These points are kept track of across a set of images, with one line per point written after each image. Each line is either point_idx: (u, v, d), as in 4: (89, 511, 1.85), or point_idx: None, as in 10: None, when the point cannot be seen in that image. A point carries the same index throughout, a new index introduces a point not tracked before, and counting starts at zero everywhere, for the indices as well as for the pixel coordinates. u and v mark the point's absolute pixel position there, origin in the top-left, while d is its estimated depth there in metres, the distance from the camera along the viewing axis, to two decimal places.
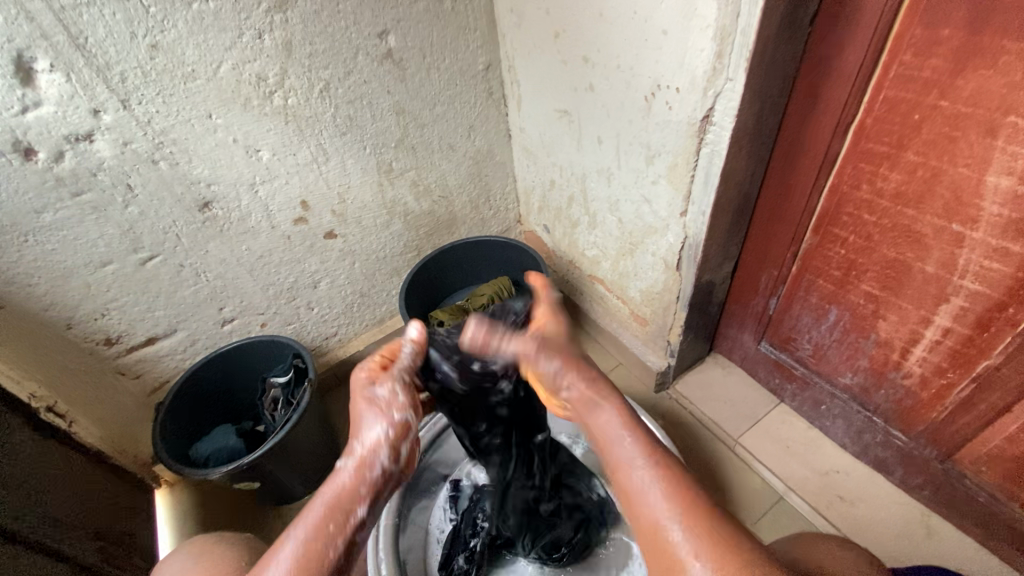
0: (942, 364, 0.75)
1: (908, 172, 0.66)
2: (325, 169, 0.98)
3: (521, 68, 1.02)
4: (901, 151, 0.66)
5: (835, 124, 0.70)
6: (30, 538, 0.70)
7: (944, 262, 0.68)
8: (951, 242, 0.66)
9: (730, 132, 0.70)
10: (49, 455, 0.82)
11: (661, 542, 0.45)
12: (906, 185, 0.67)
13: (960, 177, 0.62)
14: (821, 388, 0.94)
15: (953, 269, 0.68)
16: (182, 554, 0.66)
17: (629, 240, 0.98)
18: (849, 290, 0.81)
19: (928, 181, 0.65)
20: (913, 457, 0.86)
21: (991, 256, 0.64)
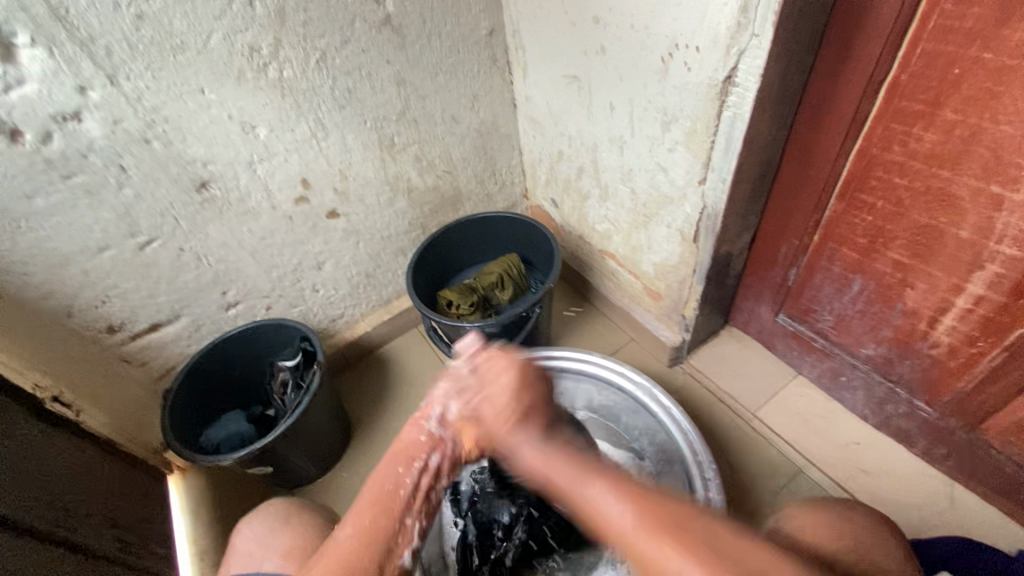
0: (972, 333, 0.73)
1: (944, 132, 0.62)
2: (325, 145, 0.94)
3: (527, 32, 0.97)
4: (938, 109, 0.62)
5: (866, 82, 0.66)
6: (43, 532, 0.69)
7: (980, 227, 0.65)
8: (989, 206, 0.63)
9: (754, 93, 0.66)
10: (60, 446, 0.81)
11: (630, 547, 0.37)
12: (942, 145, 0.63)
13: (1002, 136, 0.58)
14: (841, 360, 0.92)
15: (989, 233, 0.64)
16: (262, 515, 0.70)
17: (643, 212, 0.95)
18: (875, 259, 0.78)
19: (966, 140, 0.61)
20: (936, 428, 0.85)
21: None
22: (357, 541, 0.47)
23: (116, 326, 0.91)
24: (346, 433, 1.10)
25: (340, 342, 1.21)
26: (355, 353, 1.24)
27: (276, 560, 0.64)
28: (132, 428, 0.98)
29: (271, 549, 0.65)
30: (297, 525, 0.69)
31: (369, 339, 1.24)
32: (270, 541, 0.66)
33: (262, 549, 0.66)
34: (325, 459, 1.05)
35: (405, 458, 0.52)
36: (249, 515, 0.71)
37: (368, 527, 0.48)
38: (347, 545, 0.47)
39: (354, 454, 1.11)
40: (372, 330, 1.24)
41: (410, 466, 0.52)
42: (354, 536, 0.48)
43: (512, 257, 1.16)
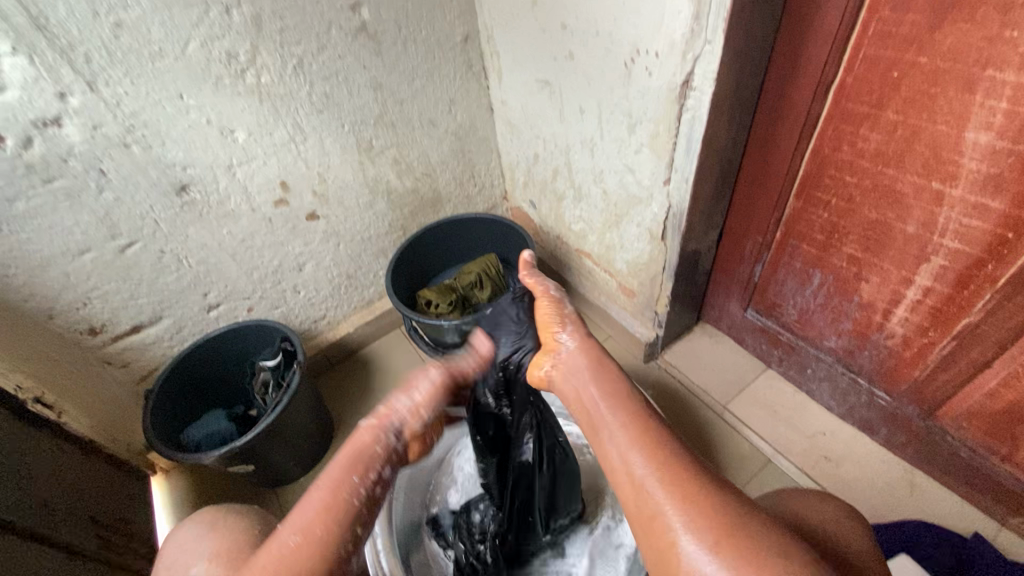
0: (923, 323, 0.76)
1: (888, 132, 0.66)
2: (303, 149, 0.96)
3: (501, 38, 1.00)
4: (881, 110, 0.65)
5: (816, 85, 0.69)
6: (24, 528, 0.70)
7: (924, 221, 0.68)
8: (931, 201, 0.66)
9: (710, 97, 0.70)
10: (40, 445, 0.82)
11: (640, 500, 0.48)
12: (886, 144, 0.67)
13: (939, 134, 0.62)
14: (806, 353, 0.96)
15: (933, 228, 0.68)
16: (194, 520, 0.66)
17: (614, 212, 0.98)
18: (832, 254, 0.81)
19: (908, 140, 0.65)
20: (896, 417, 0.88)
21: (971, 213, 0.64)
22: (300, 546, 0.49)
23: (97, 328, 0.92)
24: (328, 432, 1.11)
25: (323, 342, 1.23)
26: (338, 353, 1.26)
27: (202, 565, 0.59)
28: (114, 429, 1.00)
29: (199, 554, 0.60)
30: (225, 529, 0.63)
31: (351, 340, 1.26)
32: (197, 547, 0.61)
33: (189, 556, 0.61)
34: (306, 458, 1.06)
35: (361, 467, 0.56)
36: (183, 523, 0.67)
37: (317, 532, 0.50)
38: (292, 547, 0.49)
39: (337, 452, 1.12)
40: (354, 330, 1.26)
41: (364, 470, 0.55)
42: (301, 542, 0.49)
43: (491, 257, 1.18)
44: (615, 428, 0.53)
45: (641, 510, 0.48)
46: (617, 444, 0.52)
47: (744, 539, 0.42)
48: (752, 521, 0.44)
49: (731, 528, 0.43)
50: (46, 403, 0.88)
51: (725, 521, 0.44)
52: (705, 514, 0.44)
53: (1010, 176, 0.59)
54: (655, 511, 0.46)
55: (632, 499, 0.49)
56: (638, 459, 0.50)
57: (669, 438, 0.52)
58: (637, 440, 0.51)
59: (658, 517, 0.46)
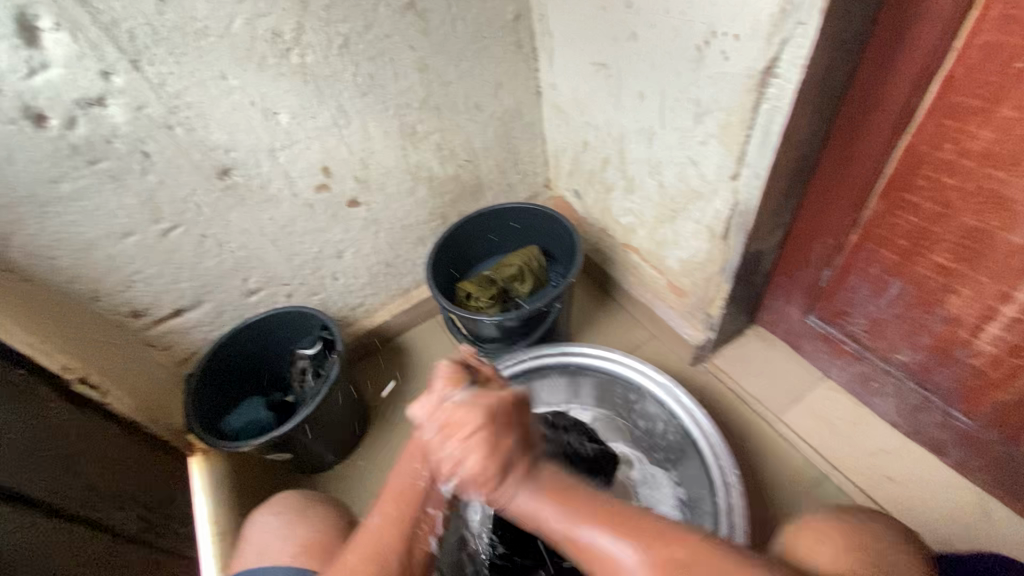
0: (1019, 343, 0.69)
1: (1003, 130, 0.58)
2: (346, 133, 0.92)
3: (554, 17, 0.94)
4: (997, 105, 0.58)
5: (919, 75, 0.61)
6: (71, 510, 0.71)
7: None
8: None
9: (796, 86, 0.63)
10: (87, 426, 0.83)
11: (546, 518, 0.41)
12: (999, 144, 0.59)
13: None
14: (873, 365, 0.89)
15: None
16: (273, 508, 0.71)
17: (670, 207, 0.92)
18: (916, 262, 0.74)
19: None
20: (973, 440, 0.81)
21: None
22: (383, 529, 0.49)
23: (140, 310, 0.92)
24: (363, 421, 1.11)
25: (359, 330, 1.21)
26: (374, 341, 1.24)
27: (288, 558, 0.64)
28: (156, 410, 0.99)
29: (285, 549, 0.65)
30: (306, 519, 0.69)
31: (387, 328, 1.24)
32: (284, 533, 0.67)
33: (279, 541, 0.66)
34: (342, 446, 1.06)
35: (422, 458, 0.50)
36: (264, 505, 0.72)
37: (393, 517, 0.49)
38: (378, 533, 0.49)
39: (372, 440, 1.12)
40: (390, 319, 1.23)
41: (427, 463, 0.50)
42: (384, 525, 0.49)
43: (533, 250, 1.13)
44: (540, 440, 0.47)
45: (546, 528, 0.42)
46: (537, 452, 0.46)
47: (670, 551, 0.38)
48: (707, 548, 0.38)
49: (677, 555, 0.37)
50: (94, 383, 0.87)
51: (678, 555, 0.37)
52: (634, 527, 0.39)
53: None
54: (572, 529, 0.40)
55: (529, 513, 0.43)
56: (560, 470, 0.44)
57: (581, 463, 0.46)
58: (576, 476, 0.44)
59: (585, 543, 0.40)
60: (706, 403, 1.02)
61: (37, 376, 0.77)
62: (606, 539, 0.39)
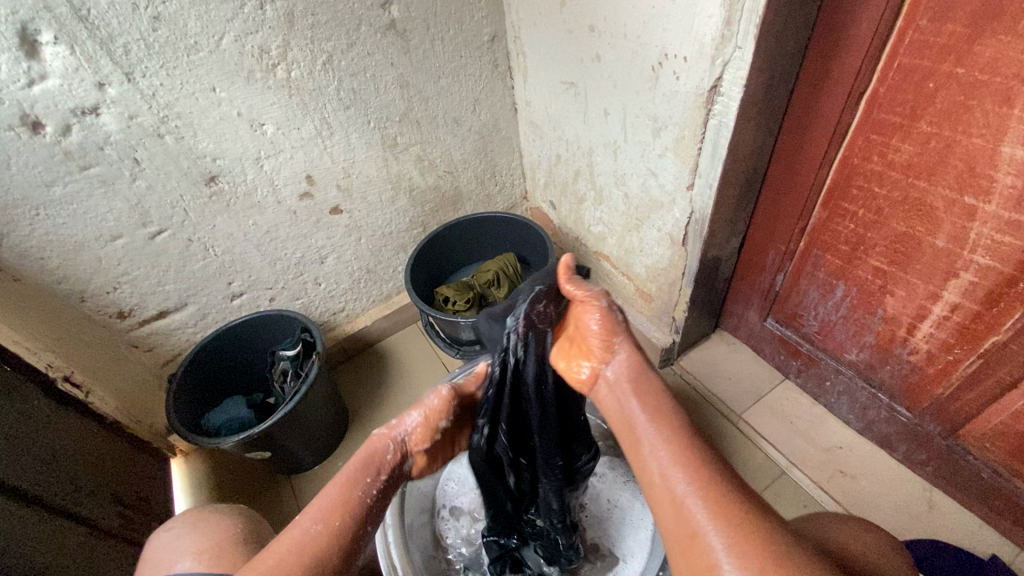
0: (949, 340, 0.75)
1: (921, 144, 0.65)
2: (329, 144, 0.97)
3: (527, 39, 1.01)
4: (914, 121, 0.64)
5: (847, 94, 0.68)
6: (51, 502, 0.73)
7: (955, 236, 0.67)
8: (963, 216, 0.65)
9: (738, 103, 0.69)
10: (68, 422, 0.85)
11: (683, 520, 0.45)
12: (918, 156, 0.66)
13: (974, 148, 0.60)
14: (826, 365, 0.94)
15: (963, 242, 0.66)
16: (179, 520, 0.70)
17: (635, 216, 0.98)
18: (857, 265, 0.80)
19: (941, 152, 0.63)
20: (916, 434, 0.86)
21: (1003, 229, 0.62)
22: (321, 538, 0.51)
23: (125, 312, 0.95)
24: (344, 423, 1.13)
25: (341, 334, 1.25)
26: (355, 345, 1.27)
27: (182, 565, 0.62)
28: (138, 410, 1.02)
29: (181, 555, 0.64)
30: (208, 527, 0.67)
31: (369, 333, 1.27)
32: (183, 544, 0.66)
33: (176, 551, 0.64)
34: (322, 446, 1.09)
35: (373, 471, 0.57)
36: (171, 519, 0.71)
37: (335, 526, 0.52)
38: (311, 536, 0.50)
39: (354, 444, 1.14)
40: (371, 324, 1.27)
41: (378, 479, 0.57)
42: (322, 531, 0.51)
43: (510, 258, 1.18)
44: (657, 446, 0.50)
45: (682, 537, 0.44)
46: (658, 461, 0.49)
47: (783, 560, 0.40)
48: (809, 556, 0.41)
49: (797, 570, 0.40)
50: (76, 380, 0.90)
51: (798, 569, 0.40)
52: (752, 542, 0.41)
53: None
54: (696, 530, 0.44)
55: (669, 516, 0.46)
56: (680, 478, 0.47)
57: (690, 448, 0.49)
58: (686, 461, 0.48)
59: (703, 544, 0.43)
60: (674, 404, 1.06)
61: (26, 374, 0.80)
62: (739, 559, 0.41)
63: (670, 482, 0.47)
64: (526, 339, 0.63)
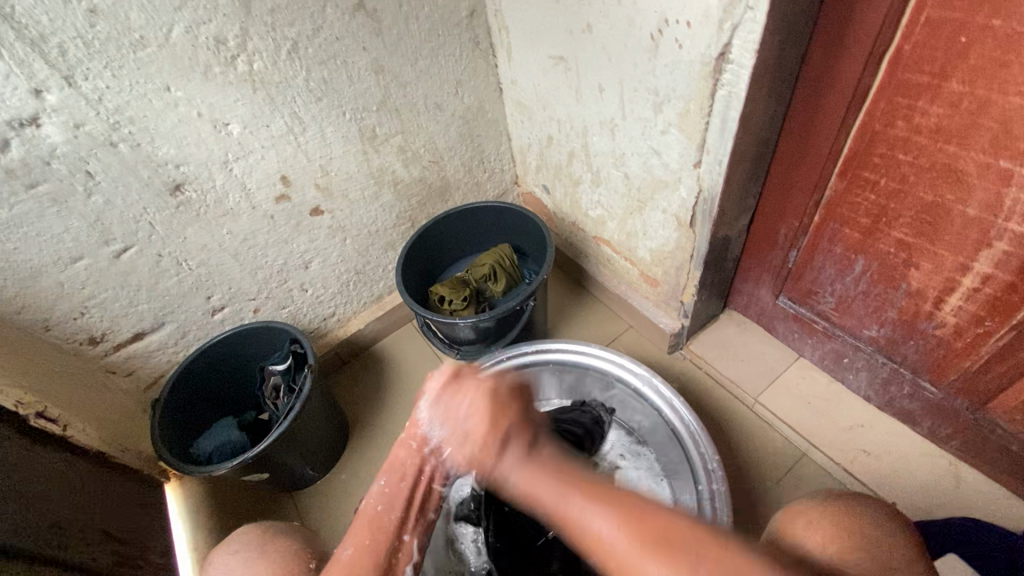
0: (979, 312, 0.70)
1: (951, 105, 0.59)
2: (303, 140, 0.90)
3: (509, 11, 0.93)
4: (943, 81, 0.58)
5: (868, 54, 0.62)
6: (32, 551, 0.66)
7: (988, 203, 0.62)
8: (997, 181, 0.60)
9: (750, 71, 0.63)
10: (43, 462, 0.78)
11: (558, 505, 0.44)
12: (948, 119, 0.60)
13: (1012, 107, 0.55)
14: (844, 342, 0.90)
15: (998, 210, 0.61)
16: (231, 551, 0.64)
17: (637, 198, 0.92)
18: (878, 239, 0.75)
19: (974, 113, 0.58)
20: (942, 408, 0.83)
21: None
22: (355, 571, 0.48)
23: (97, 337, 0.88)
24: (344, 433, 1.08)
25: (333, 340, 1.19)
26: (350, 350, 1.22)
27: None
28: (122, 438, 0.96)
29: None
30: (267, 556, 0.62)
31: (362, 336, 1.22)
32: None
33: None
34: (323, 460, 1.03)
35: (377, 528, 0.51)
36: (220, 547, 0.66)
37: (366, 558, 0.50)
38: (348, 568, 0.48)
39: (355, 453, 1.09)
40: (364, 327, 1.21)
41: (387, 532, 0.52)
42: None
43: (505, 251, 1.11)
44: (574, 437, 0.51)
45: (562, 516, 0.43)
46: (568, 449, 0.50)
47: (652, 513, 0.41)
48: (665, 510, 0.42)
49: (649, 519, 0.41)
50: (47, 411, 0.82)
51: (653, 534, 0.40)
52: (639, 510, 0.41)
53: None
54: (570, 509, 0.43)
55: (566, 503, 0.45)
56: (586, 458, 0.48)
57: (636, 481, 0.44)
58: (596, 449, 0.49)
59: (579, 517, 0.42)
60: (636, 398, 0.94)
61: None
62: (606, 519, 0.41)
63: (583, 466, 0.48)
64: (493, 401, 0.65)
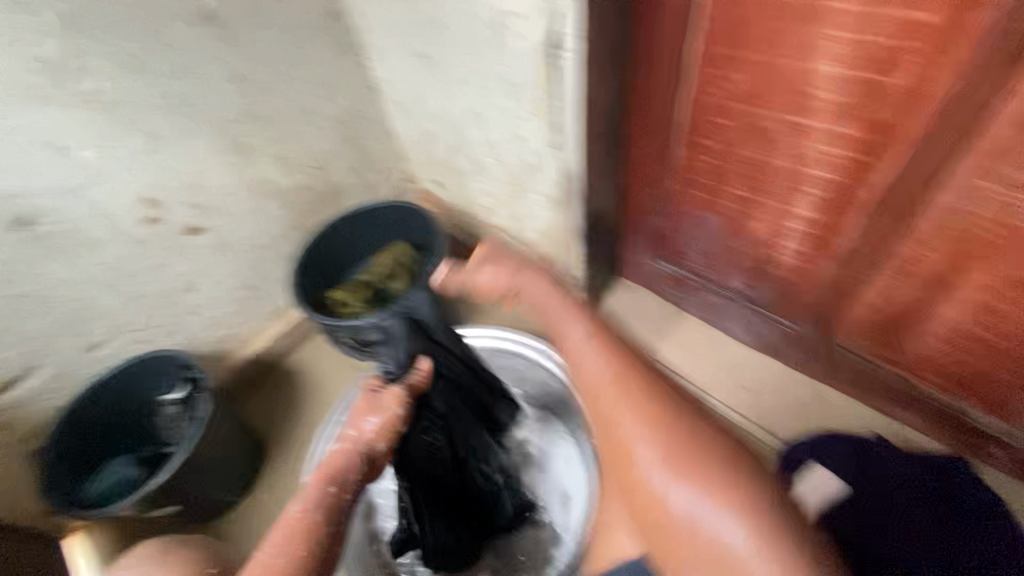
0: (808, 248, 0.81)
1: (749, 73, 0.67)
2: (163, 159, 0.86)
3: (366, 11, 0.93)
4: (738, 52, 0.66)
5: (679, 33, 0.69)
6: None
7: (793, 155, 0.71)
8: (795, 135, 0.69)
9: (580, 54, 0.69)
10: None
11: (612, 443, 0.54)
12: (750, 85, 0.69)
13: (792, 70, 0.64)
14: (715, 293, 1.00)
15: (802, 159, 0.71)
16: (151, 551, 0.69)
17: (515, 181, 0.96)
18: (721, 197, 0.84)
19: (767, 78, 0.66)
20: (799, 338, 0.94)
21: (831, 140, 0.67)
22: None
23: None
24: (258, 454, 1.06)
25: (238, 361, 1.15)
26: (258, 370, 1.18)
27: None
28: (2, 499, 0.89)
29: None
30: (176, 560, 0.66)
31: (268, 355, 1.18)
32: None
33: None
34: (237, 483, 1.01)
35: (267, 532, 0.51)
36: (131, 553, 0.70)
37: None
38: None
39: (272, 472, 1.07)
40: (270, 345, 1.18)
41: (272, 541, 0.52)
42: None
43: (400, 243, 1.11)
44: (593, 359, 0.58)
45: (616, 456, 0.55)
46: (596, 383, 0.57)
47: (691, 441, 0.51)
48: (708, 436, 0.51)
49: (702, 444, 0.50)
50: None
51: (713, 455, 0.50)
52: (661, 425, 0.52)
53: (859, 103, 0.62)
54: (628, 447, 0.52)
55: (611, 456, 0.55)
56: (603, 373, 0.57)
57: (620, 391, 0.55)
58: (601, 354, 0.58)
59: (632, 452, 0.52)
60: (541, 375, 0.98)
61: None
62: (665, 467, 0.50)
63: (620, 428, 0.53)
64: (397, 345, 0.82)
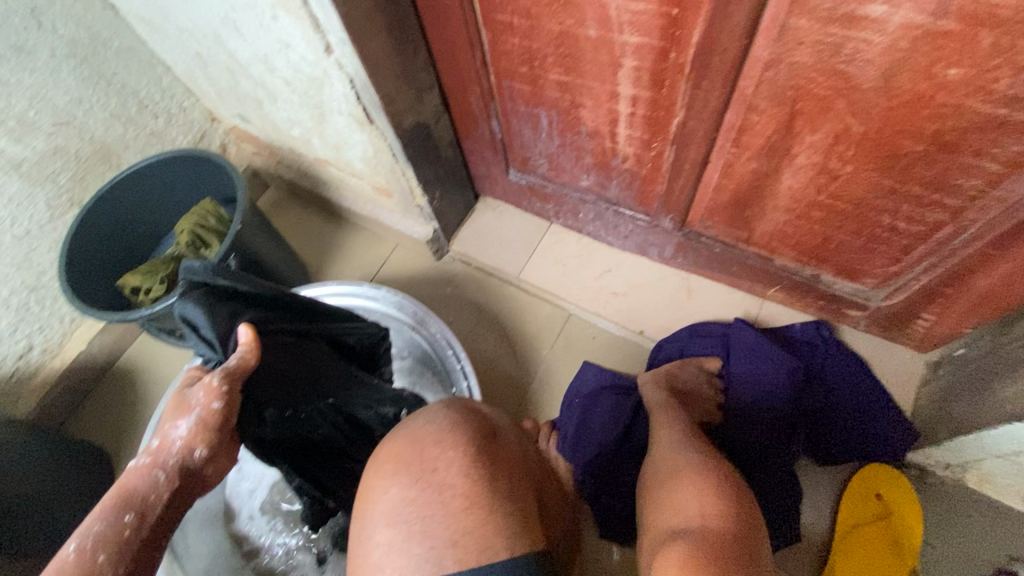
0: (985, 246, 0.56)
1: (912, 10, 0.40)
2: (238, 114, 0.95)
3: None
4: None
5: None
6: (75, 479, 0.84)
7: (969, 124, 0.46)
8: (974, 94, 0.44)
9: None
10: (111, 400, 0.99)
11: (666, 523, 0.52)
12: (910, 29, 0.42)
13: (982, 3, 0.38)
14: (840, 295, 0.75)
15: (978, 128, 0.46)
16: None
17: (492, 146, 0.86)
18: (856, 188, 0.58)
19: (937, 17, 0.40)
20: (930, 344, 0.74)
21: (1011, 115, 0.44)
22: None
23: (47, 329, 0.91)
24: None
25: None
26: None
27: None
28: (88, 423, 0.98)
29: None
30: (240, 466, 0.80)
31: None
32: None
33: None
34: None
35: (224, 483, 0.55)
36: None
37: None
38: None
39: None
40: None
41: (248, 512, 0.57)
42: None
43: (475, 220, 1.02)
44: (687, 461, 0.56)
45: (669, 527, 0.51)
46: (672, 484, 0.55)
47: (709, 550, 0.46)
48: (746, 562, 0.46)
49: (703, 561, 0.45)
50: (104, 346, 0.99)
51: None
52: (705, 552, 0.46)
53: None
54: (670, 553, 0.48)
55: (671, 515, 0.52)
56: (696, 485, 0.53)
57: (491, 522, 0.46)
58: (694, 481, 0.53)
59: (667, 545, 0.49)
60: (586, 354, 0.88)
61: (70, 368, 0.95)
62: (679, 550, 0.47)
63: (682, 485, 0.53)
64: (211, 306, 0.56)
